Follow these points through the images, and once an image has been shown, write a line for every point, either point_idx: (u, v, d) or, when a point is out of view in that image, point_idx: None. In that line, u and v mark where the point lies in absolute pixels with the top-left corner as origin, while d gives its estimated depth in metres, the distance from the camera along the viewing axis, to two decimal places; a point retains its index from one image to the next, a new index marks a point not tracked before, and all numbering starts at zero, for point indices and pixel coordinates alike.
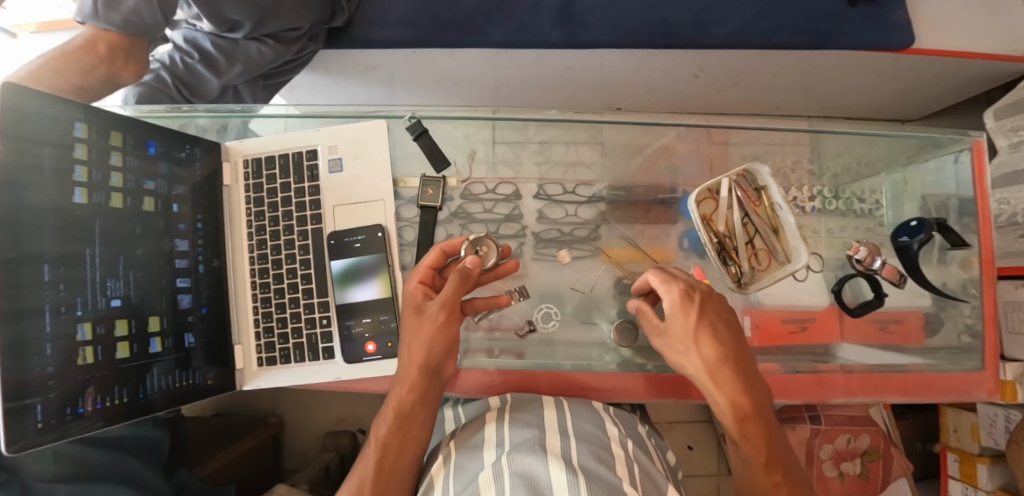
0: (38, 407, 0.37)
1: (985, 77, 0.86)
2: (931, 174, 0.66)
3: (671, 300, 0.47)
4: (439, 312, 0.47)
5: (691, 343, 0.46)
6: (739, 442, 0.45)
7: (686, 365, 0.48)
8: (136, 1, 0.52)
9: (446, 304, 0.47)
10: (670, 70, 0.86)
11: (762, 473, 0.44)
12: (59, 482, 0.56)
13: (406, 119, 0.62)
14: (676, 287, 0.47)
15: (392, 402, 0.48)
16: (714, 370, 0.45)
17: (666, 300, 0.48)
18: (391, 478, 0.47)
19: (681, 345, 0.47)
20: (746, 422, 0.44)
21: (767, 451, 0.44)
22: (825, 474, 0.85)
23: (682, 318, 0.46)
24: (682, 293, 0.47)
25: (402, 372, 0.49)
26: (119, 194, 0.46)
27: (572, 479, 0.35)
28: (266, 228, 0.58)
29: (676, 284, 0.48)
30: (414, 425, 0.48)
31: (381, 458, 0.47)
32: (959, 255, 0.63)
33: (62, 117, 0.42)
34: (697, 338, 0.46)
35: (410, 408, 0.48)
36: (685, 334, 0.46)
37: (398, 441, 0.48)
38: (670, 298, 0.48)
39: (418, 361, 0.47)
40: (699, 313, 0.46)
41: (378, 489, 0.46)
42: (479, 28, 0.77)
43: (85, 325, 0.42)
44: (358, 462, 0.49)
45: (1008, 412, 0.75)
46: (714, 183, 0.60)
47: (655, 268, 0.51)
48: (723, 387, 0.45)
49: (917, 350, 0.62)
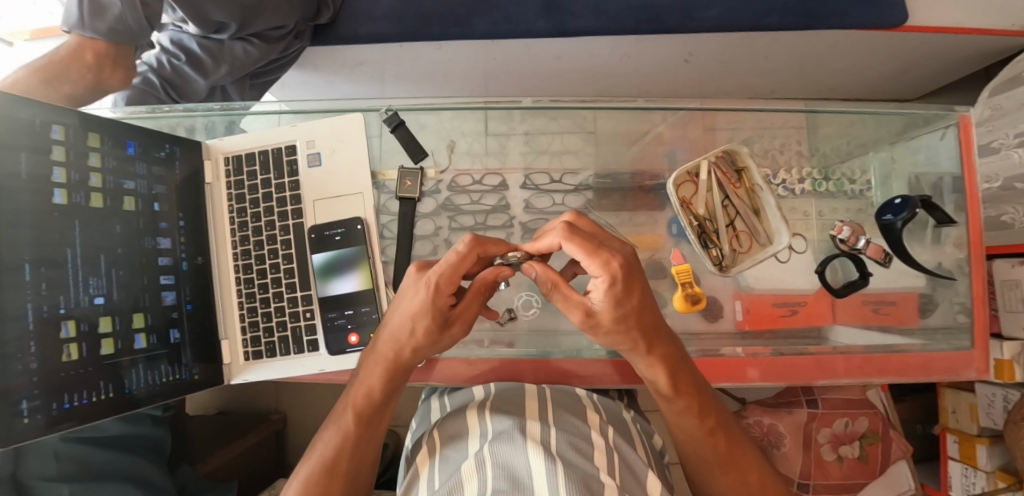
0: (24, 401, 0.39)
1: (983, 52, 0.84)
2: (922, 152, 0.65)
3: (610, 281, 0.36)
4: (462, 330, 0.45)
5: (631, 317, 0.39)
6: (672, 398, 0.46)
7: (620, 340, 0.42)
8: (121, 9, 0.52)
9: (468, 320, 0.45)
10: (659, 55, 0.85)
11: (695, 425, 0.47)
12: (62, 482, 0.57)
13: (381, 112, 0.62)
14: (611, 261, 0.35)
15: (369, 378, 0.47)
16: (653, 334, 0.42)
17: (599, 281, 0.36)
18: (365, 450, 0.48)
19: (615, 325, 0.40)
20: (679, 377, 0.45)
21: (699, 405, 0.47)
22: (824, 459, 0.85)
23: (620, 299, 0.37)
24: (622, 266, 0.36)
25: (382, 357, 0.46)
26: (98, 194, 0.47)
27: (550, 466, 0.35)
28: (249, 224, 0.59)
29: (605, 258, 0.36)
30: (389, 400, 0.48)
31: (359, 434, 0.47)
32: (953, 234, 0.62)
33: (39, 121, 0.43)
34: (637, 312, 0.39)
35: (388, 390, 0.47)
36: (623, 314, 0.39)
37: (377, 416, 0.48)
38: (601, 279, 0.36)
39: (416, 357, 0.46)
40: (636, 284, 0.38)
41: (352, 462, 0.47)
42: (465, 20, 0.76)
43: (69, 323, 0.43)
44: (323, 436, 0.48)
45: (1006, 392, 0.74)
46: (692, 166, 0.61)
47: (568, 245, 0.36)
48: (655, 347, 0.43)
49: (911, 330, 0.61)
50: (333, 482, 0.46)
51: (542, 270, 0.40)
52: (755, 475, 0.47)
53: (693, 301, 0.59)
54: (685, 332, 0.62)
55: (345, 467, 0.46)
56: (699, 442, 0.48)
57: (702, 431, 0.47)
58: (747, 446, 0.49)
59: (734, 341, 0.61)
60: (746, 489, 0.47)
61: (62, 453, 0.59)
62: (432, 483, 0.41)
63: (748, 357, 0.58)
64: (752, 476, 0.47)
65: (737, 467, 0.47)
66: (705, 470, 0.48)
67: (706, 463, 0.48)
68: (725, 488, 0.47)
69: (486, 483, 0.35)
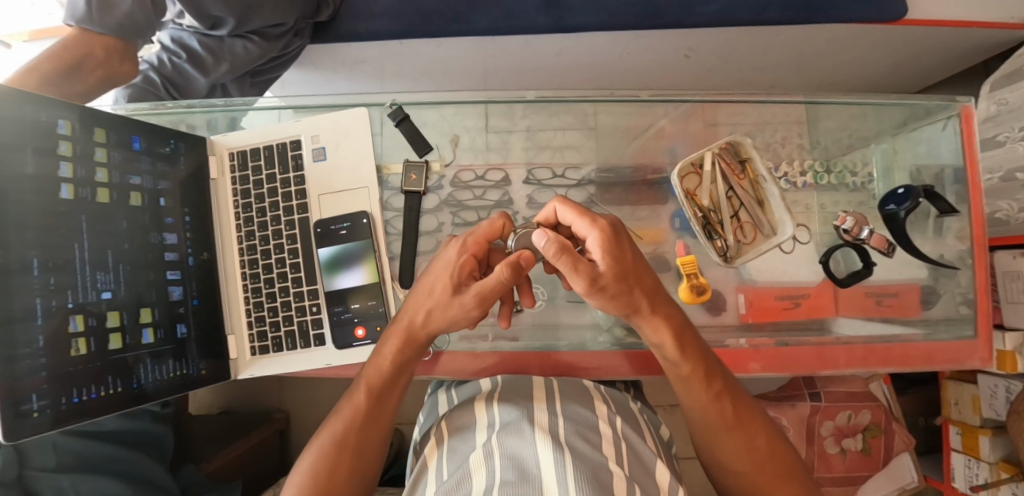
0: (33, 397, 0.39)
1: (982, 45, 0.84)
2: (923, 144, 0.65)
3: (600, 234, 0.39)
4: (475, 307, 0.41)
5: (631, 277, 0.40)
6: (678, 364, 0.46)
7: (625, 304, 0.41)
8: (131, 6, 0.53)
9: (484, 299, 0.41)
10: (659, 51, 0.85)
11: (703, 390, 0.46)
12: (61, 474, 0.57)
13: (388, 105, 0.63)
14: (597, 219, 0.40)
15: (384, 349, 0.47)
16: (653, 297, 0.42)
17: (590, 238, 0.40)
18: (376, 425, 0.48)
19: (619, 286, 0.39)
20: (684, 342, 0.45)
21: (706, 370, 0.46)
22: (827, 451, 0.86)
23: (615, 253, 0.39)
24: (608, 223, 0.40)
25: (397, 327, 0.47)
26: (104, 189, 0.47)
27: (558, 455, 0.35)
28: (254, 220, 0.59)
29: (592, 218, 0.41)
30: (403, 377, 0.48)
31: (369, 407, 0.48)
32: (955, 225, 0.62)
33: (45, 116, 0.43)
34: (634, 270, 0.40)
35: (401, 362, 0.47)
36: (624, 270, 0.39)
37: (388, 392, 0.48)
38: (591, 235, 0.40)
39: (426, 331, 0.45)
40: (627, 243, 0.40)
41: (362, 436, 0.47)
42: (465, 17, 0.76)
43: (77, 317, 0.43)
44: (338, 410, 0.49)
45: (1008, 382, 0.74)
46: (697, 157, 0.61)
47: (562, 208, 0.43)
48: (658, 310, 0.43)
49: (913, 322, 0.62)
50: (343, 454, 0.46)
51: (552, 236, 0.36)
52: (764, 440, 0.47)
53: (699, 292, 0.59)
54: None
55: (355, 440, 0.47)
56: (708, 408, 0.47)
57: (710, 397, 0.46)
58: (755, 413, 0.48)
59: (737, 334, 0.61)
60: (756, 455, 0.46)
61: (61, 446, 0.59)
62: (440, 474, 0.41)
63: (749, 349, 0.59)
64: (759, 441, 0.47)
65: (746, 433, 0.47)
66: (715, 438, 0.47)
67: (714, 429, 0.47)
68: (735, 454, 0.47)
69: (495, 472, 0.35)
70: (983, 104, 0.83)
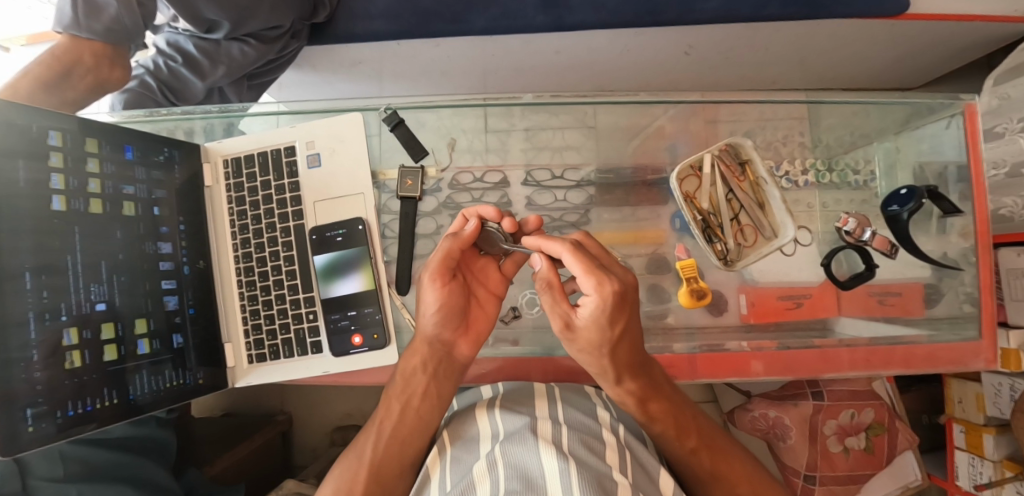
0: (28, 411, 0.39)
1: (987, 39, 0.83)
2: (927, 141, 0.64)
3: (599, 302, 0.36)
4: (432, 282, 0.46)
5: (605, 346, 0.39)
6: (648, 423, 0.47)
7: (590, 363, 0.42)
8: (117, 9, 0.52)
9: (440, 275, 0.46)
10: (658, 48, 0.84)
11: (677, 446, 0.48)
12: (68, 483, 0.58)
13: (382, 110, 0.61)
14: (604, 284, 0.36)
15: (400, 365, 0.50)
16: (626, 365, 0.42)
17: (589, 299, 0.37)
18: (395, 444, 0.49)
19: (589, 348, 0.40)
20: (651, 405, 0.46)
21: (676, 427, 0.48)
22: (830, 451, 0.85)
23: (602, 322, 0.37)
24: (613, 295, 0.36)
25: (411, 342, 0.50)
26: (97, 200, 0.47)
27: (563, 464, 0.35)
28: (250, 227, 0.59)
29: (600, 279, 0.36)
30: (416, 396, 0.50)
31: (386, 425, 0.50)
32: (958, 224, 0.61)
33: (35, 126, 0.42)
34: (615, 343, 0.39)
35: (413, 375, 0.49)
36: (600, 340, 0.39)
37: (400, 408, 0.50)
38: (591, 297, 0.37)
39: (421, 334, 0.48)
40: (626, 313, 0.38)
41: (378, 455, 0.49)
42: (462, 16, 0.75)
43: (71, 330, 0.42)
44: (358, 440, 0.52)
45: (1013, 381, 0.74)
46: (696, 159, 0.61)
47: (570, 257, 0.38)
48: (627, 381, 0.43)
49: (916, 321, 0.61)
50: (360, 473, 0.48)
51: (544, 268, 0.41)
52: (747, 486, 0.47)
53: (699, 296, 0.58)
54: (690, 327, 0.62)
55: (371, 458, 0.49)
56: (690, 464, 0.48)
57: (684, 450, 0.48)
58: (731, 458, 0.49)
59: (740, 336, 0.61)
60: None
61: (68, 455, 0.60)
62: (444, 484, 0.41)
63: (752, 351, 0.58)
64: (742, 487, 0.47)
65: (728, 479, 0.48)
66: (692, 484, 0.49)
67: (691, 478, 0.49)
68: None
69: (498, 483, 0.35)
70: (984, 97, 0.82)
